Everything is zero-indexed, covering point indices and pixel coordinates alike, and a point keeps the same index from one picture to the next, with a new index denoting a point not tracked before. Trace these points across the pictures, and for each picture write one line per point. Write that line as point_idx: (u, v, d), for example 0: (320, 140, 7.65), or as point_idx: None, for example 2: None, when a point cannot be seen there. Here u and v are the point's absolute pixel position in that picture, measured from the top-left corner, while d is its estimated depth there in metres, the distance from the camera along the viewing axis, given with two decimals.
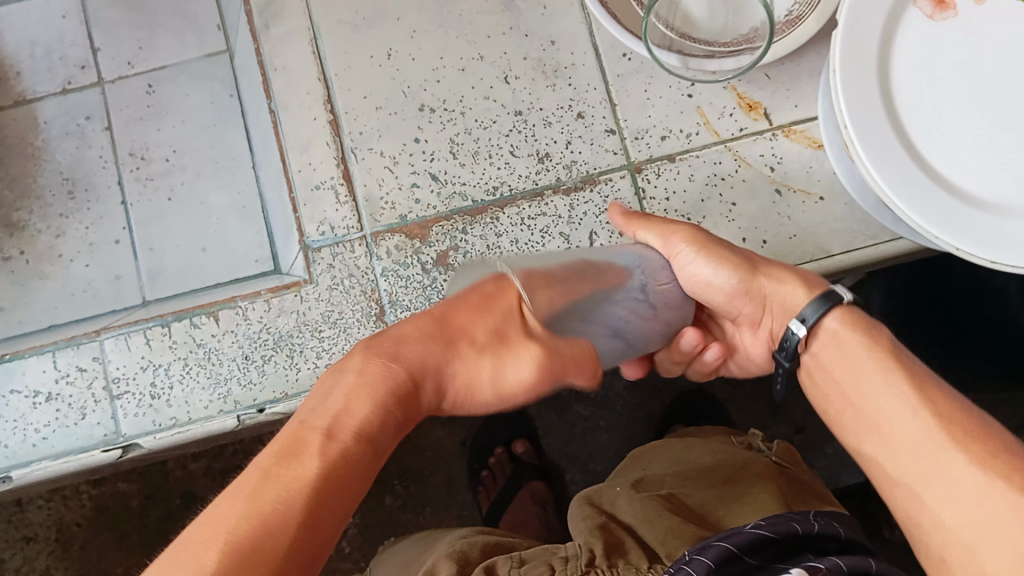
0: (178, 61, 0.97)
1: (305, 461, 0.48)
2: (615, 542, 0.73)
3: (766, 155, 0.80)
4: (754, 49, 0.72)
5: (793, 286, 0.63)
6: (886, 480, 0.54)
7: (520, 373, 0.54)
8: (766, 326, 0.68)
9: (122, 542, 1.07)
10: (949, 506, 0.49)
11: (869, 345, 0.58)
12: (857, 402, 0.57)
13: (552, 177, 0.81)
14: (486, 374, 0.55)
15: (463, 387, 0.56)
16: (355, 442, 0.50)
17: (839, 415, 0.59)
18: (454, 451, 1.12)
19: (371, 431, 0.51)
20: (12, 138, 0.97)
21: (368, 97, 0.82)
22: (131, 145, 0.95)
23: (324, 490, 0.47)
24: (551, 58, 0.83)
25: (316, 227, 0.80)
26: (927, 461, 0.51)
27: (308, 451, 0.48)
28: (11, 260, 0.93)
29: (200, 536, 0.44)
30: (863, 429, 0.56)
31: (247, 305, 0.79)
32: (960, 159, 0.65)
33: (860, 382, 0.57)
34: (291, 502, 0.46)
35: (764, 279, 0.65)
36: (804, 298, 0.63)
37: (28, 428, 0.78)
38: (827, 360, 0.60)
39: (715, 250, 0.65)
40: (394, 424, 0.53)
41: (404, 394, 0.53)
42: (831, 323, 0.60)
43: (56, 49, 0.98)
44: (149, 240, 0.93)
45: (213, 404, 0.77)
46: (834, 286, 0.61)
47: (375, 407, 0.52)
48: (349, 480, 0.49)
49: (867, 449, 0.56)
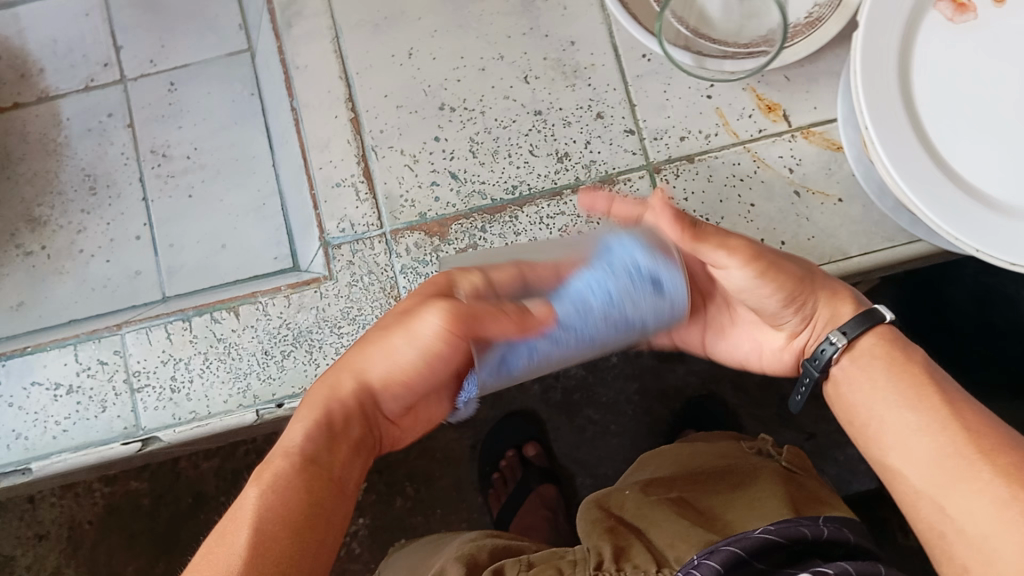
0: (199, 59, 0.98)
1: (245, 496, 0.49)
2: (622, 546, 0.72)
3: (784, 157, 0.80)
4: (765, 52, 0.74)
5: (844, 303, 0.61)
6: (908, 493, 0.54)
7: (428, 327, 0.53)
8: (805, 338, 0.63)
9: (133, 541, 1.07)
10: (971, 517, 0.50)
11: (903, 361, 0.58)
12: (882, 414, 0.56)
13: (571, 177, 0.81)
14: (406, 347, 0.54)
15: (392, 369, 0.55)
16: (289, 461, 0.50)
17: (861, 426, 0.58)
18: (465, 454, 1.12)
19: (304, 449, 0.51)
20: (34, 134, 0.98)
21: (389, 95, 0.83)
22: (152, 143, 0.96)
23: (271, 521, 0.47)
24: (571, 59, 0.83)
25: (336, 224, 0.81)
26: (953, 475, 0.51)
27: (253, 482, 0.49)
28: (33, 255, 0.94)
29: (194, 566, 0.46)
30: (886, 440, 0.56)
31: (267, 300, 0.79)
32: (982, 163, 0.65)
33: (887, 395, 0.56)
34: (241, 533, 0.46)
35: (819, 297, 0.61)
36: (851, 313, 0.61)
37: (48, 421, 0.78)
38: (856, 375, 0.59)
39: (772, 264, 0.58)
40: (327, 438, 0.53)
41: (339, 403, 0.55)
42: (868, 341, 0.59)
43: (78, 47, 0.99)
44: (168, 237, 0.94)
45: (232, 398, 0.77)
46: (875, 305, 0.61)
47: (304, 424, 0.53)
48: (302, 500, 0.49)
49: (890, 460, 0.55)
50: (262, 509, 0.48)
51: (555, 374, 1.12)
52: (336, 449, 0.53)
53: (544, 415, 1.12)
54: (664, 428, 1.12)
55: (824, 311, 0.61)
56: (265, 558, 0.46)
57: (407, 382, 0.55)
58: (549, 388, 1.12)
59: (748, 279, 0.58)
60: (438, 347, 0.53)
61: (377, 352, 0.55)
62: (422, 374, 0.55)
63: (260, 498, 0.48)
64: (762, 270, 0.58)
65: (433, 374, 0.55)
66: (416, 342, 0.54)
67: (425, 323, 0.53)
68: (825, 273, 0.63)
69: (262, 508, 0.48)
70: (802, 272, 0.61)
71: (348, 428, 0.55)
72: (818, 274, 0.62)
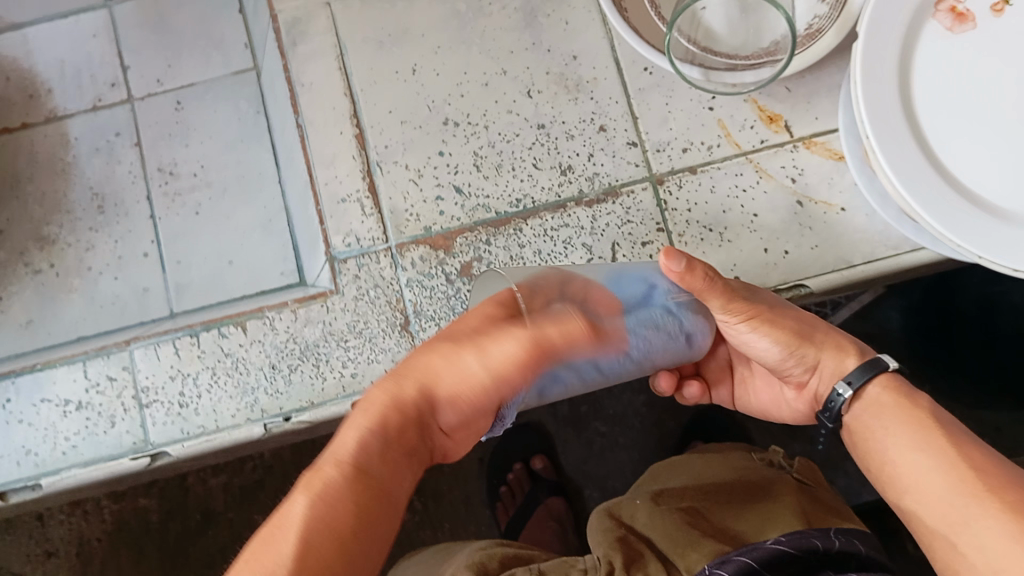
0: (206, 78, 1.00)
1: (293, 506, 0.46)
2: (634, 556, 0.73)
3: (787, 167, 0.81)
4: (776, 61, 0.74)
5: (845, 354, 0.62)
6: (923, 532, 0.54)
7: (503, 349, 0.48)
8: (811, 387, 0.65)
9: (142, 558, 1.07)
10: (983, 554, 0.50)
11: (909, 407, 0.58)
12: (892, 460, 0.57)
13: (575, 189, 0.82)
14: (474, 361, 0.50)
15: (460, 383, 0.50)
16: (342, 472, 0.47)
17: (877, 472, 0.58)
18: (472, 468, 1.12)
19: (357, 458, 0.48)
20: (43, 154, 0.99)
21: (393, 111, 0.84)
22: (159, 161, 0.97)
23: (317, 533, 0.44)
24: (573, 73, 0.84)
25: (342, 239, 0.81)
26: (964, 513, 0.51)
27: (300, 489, 0.47)
28: (41, 274, 0.94)
29: (260, 546, 0.44)
30: (897, 484, 0.56)
31: (274, 315, 0.79)
32: (983, 170, 0.65)
33: (896, 439, 0.57)
34: (284, 543, 0.44)
35: (815, 350, 0.62)
36: (855, 364, 0.61)
37: (58, 437, 0.79)
38: (867, 421, 0.59)
39: (773, 315, 0.61)
40: (383, 449, 0.49)
41: (400, 413, 0.50)
42: (875, 390, 0.60)
43: (86, 67, 1.01)
44: (175, 254, 0.95)
45: (240, 412, 0.78)
46: (879, 354, 0.61)
47: (358, 430, 0.49)
48: (350, 516, 0.45)
49: (904, 502, 0.56)
50: (310, 519, 0.45)
51: None
52: (394, 458, 0.49)
53: (550, 429, 1.12)
54: (671, 441, 1.12)
55: (828, 363, 0.62)
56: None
57: (467, 399, 0.51)
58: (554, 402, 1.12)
59: (750, 330, 0.61)
60: (506, 374, 0.49)
61: (443, 366, 0.51)
62: (487, 391, 0.50)
63: (309, 509, 0.45)
64: (760, 322, 0.60)
65: (493, 396, 0.50)
66: (486, 359, 0.49)
67: (499, 343, 0.49)
68: (832, 326, 0.64)
69: (311, 520, 0.45)
70: (808, 327, 0.62)
71: (404, 438, 0.49)
72: (824, 328, 0.63)
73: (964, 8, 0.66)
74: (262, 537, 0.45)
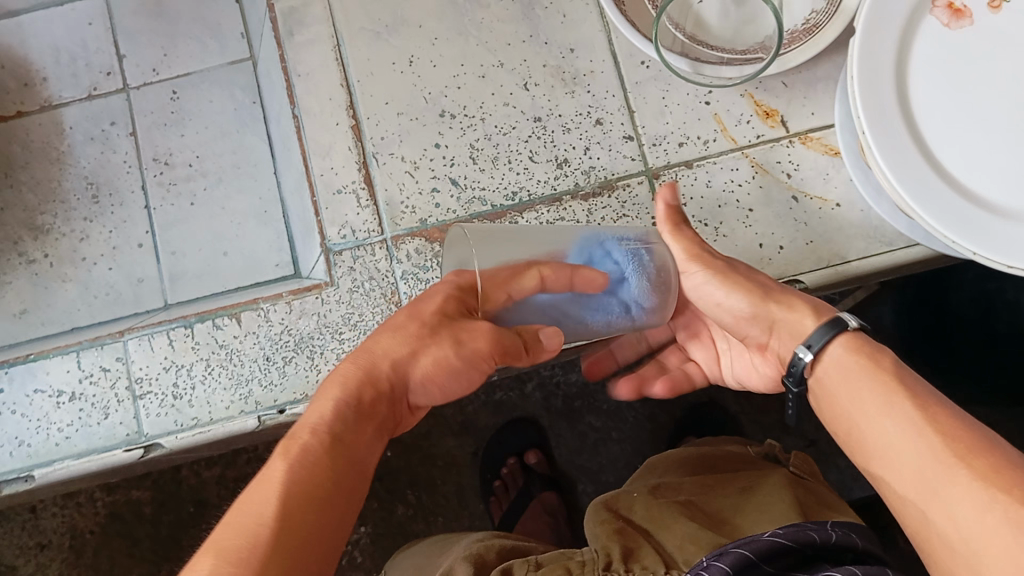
0: (201, 68, 0.99)
1: (272, 469, 0.51)
2: (631, 548, 0.73)
3: (783, 163, 0.81)
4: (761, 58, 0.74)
5: (802, 313, 0.62)
6: (894, 502, 0.53)
7: (478, 342, 0.56)
8: (773, 350, 0.65)
9: (135, 549, 1.07)
10: (951, 520, 0.48)
11: (875, 370, 0.57)
12: (862, 425, 0.56)
13: (571, 182, 0.82)
14: (448, 351, 0.57)
15: (434, 368, 0.58)
16: (318, 439, 0.53)
17: (848, 439, 0.57)
18: (466, 461, 1.12)
19: (332, 426, 0.54)
20: (37, 142, 0.99)
21: (390, 103, 0.84)
22: (155, 151, 0.96)
23: (298, 492, 0.50)
24: (570, 66, 0.84)
25: (337, 231, 0.81)
26: (931, 479, 0.50)
27: (278, 456, 0.52)
28: (36, 263, 0.94)
29: (248, 500, 0.50)
30: (869, 451, 0.55)
31: (269, 307, 0.79)
32: (979, 166, 0.65)
33: (863, 404, 0.56)
34: (268, 504, 0.49)
35: (776, 306, 0.63)
36: (814, 326, 0.61)
37: (51, 428, 0.79)
38: (835, 387, 0.58)
39: (726, 271, 0.66)
40: (355, 419, 0.56)
41: (370, 386, 0.57)
42: (839, 350, 0.59)
43: (81, 55, 1.00)
44: (170, 244, 0.94)
45: (235, 404, 0.77)
46: (840, 312, 0.61)
47: (334, 401, 0.56)
48: (325, 479, 0.51)
49: (876, 470, 0.54)
50: (290, 482, 0.50)
51: (555, 380, 1.12)
52: (366, 430, 0.56)
53: (544, 422, 1.12)
54: (665, 434, 1.12)
55: (786, 322, 0.62)
56: (291, 529, 0.48)
57: (440, 377, 0.59)
58: (549, 394, 1.12)
59: (709, 281, 0.66)
60: (480, 361, 0.57)
61: (420, 349, 0.58)
62: (459, 373, 0.58)
63: (287, 472, 0.51)
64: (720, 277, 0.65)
65: (462, 377, 0.59)
66: (462, 350, 0.56)
67: (475, 339, 0.56)
68: (791, 291, 0.65)
69: (289, 482, 0.50)
70: (767, 288, 0.64)
71: (375, 411, 0.57)
72: (783, 287, 0.65)
73: (962, 4, 0.66)
74: (250, 494, 0.50)
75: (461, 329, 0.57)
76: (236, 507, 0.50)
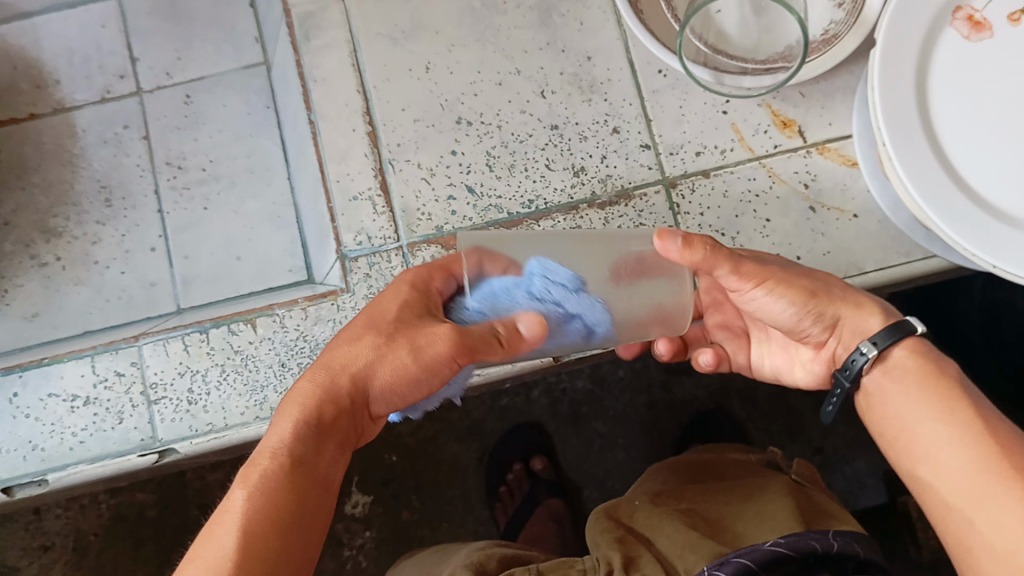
0: (215, 71, 0.99)
1: (233, 498, 0.53)
2: (632, 556, 0.73)
3: (800, 172, 0.81)
4: (789, 67, 0.74)
5: (871, 312, 0.62)
6: (937, 506, 0.55)
7: (434, 348, 0.57)
8: (830, 348, 0.65)
9: (139, 552, 1.07)
10: (1001, 531, 0.50)
11: (936, 375, 0.58)
12: (913, 428, 0.57)
13: (587, 191, 0.82)
14: (405, 356, 0.58)
15: (394, 375, 0.58)
16: (277, 463, 0.54)
17: (894, 439, 0.59)
18: (472, 466, 1.11)
19: (292, 449, 0.55)
20: (50, 144, 0.98)
21: (406, 109, 0.83)
22: (167, 154, 0.96)
23: (256, 519, 0.51)
24: (587, 74, 0.84)
25: (353, 237, 0.81)
26: (983, 490, 0.52)
27: (239, 484, 0.53)
28: (47, 266, 0.94)
29: (215, 526, 0.52)
30: (917, 454, 0.57)
31: (284, 312, 0.79)
32: (1001, 179, 0.65)
33: (919, 409, 0.57)
34: (231, 537, 0.50)
35: (840, 304, 0.62)
36: (879, 325, 0.61)
37: (65, 432, 0.78)
38: (888, 387, 0.60)
39: (785, 276, 0.62)
40: (315, 439, 0.56)
41: (332, 404, 0.58)
42: (899, 353, 0.60)
43: (94, 58, 1.00)
44: (182, 248, 0.94)
45: (249, 410, 0.77)
46: (906, 316, 0.61)
47: (294, 422, 0.56)
48: (287, 504, 0.53)
49: (921, 473, 0.56)
50: (252, 508, 0.52)
51: (561, 387, 1.12)
52: (324, 450, 0.56)
53: (550, 427, 1.12)
54: (672, 441, 1.12)
55: (850, 321, 0.62)
56: (251, 559, 0.50)
57: (402, 386, 0.59)
58: (555, 401, 1.12)
59: (763, 293, 0.62)
60: (437, 365, 0.57)
61: (378, 358, 0.58)
62: (419, 382, 0.58)
63: (249, 501, 0.52)
64: (773, 283, 0.61)
65: (423, 385, 0.59)
66: (418, 355, 0.57)
67: (432, 344, 0.57)
68: (848, 286, 0.65)
69: (250, 510, 0.52)
70: (825, 285, 0.63)
71: (336, 428, 0.57)
72: (838, 281, 0.64)
73: (981, 17, 0.66)
74: (216, 521, 0.52)
75: (423, 335, 0.58)
76: (204, 536, 0.52)
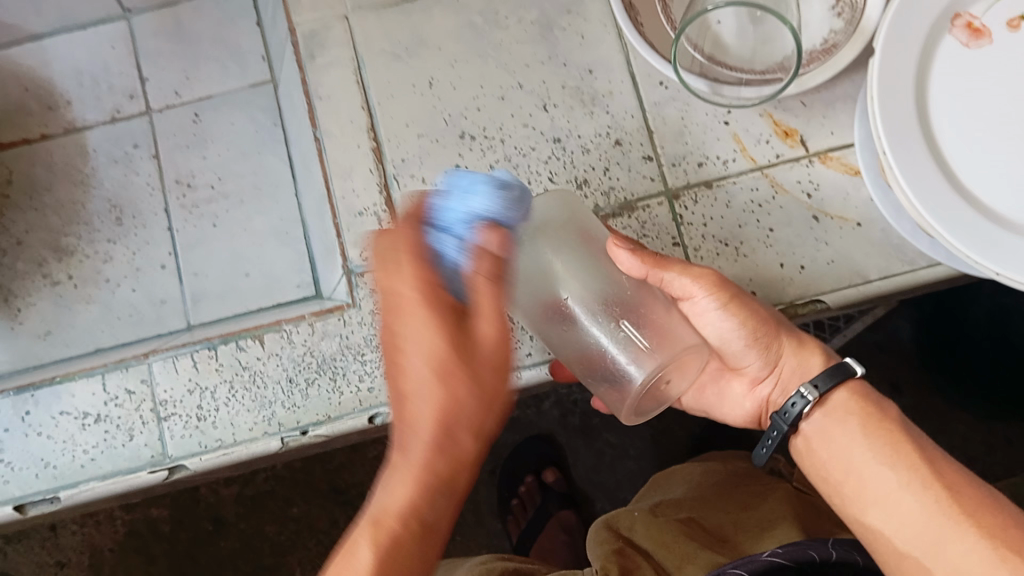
0: (222, 90, 1.00)
1: (362, 551, 0.55)
2: (631, 568, 0.73)
3: (802, 182, 0.81)
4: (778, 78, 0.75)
5: (811, 357, 0.65)
6: (886, 549, 0.59)
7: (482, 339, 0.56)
8: (766, 390, 0.68)
9: (152, 567, 1.08)
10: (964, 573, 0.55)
11: (878, 419, 0.61)
12: (863, 473, 0.60)
13: (590, 204, 0.82)
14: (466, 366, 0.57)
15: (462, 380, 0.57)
16: (397, 514, 0.56)
17: (839, 486, 0.62)
18: (483, 478, 1.11)
19: (410, 501, 0.56)
20: (61, 165, 1.00)
21: (410, 125, 0.84)
22: (177, 172, 0.98)
23: (392, 563, 0.55)
24: (589, 87, 0.85)
25: (359, 252, 0.82)
26: (936, 535, 0.57)
27: (366, 538, 0.56)
28: (59, 284, 0.95)
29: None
30: (868, 499, 0.60)
31: (292, 328, 0.80)
32: (1002, 189, 0.65)
33: (869, 457, 0.60)
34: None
35: (786, 340, 0.65)
36: (819, 367, 0.65)
37: (76, 449, 0.79)
38: (831, 431, 0.62)
39: (741, 303, 0.65)
40: (429, 474, 0.57)
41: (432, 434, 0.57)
42: (840, 396, 0.62)
43: (104, 79, 1.02)
44: (192, 266, 0.95)
45: (258, 426, 0.78)
46: (845, 359, 0.63)
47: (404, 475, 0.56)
48: (408, 546, 0.55)
49: (872, 519, 0.59)
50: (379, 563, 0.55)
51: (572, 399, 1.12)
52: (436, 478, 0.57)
53: (561, 439, 1.12)
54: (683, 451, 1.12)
55: (790, 361, 0.66)
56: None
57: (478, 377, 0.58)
58: (566, 411, 1.12)
59: (716, 309, 0.64)
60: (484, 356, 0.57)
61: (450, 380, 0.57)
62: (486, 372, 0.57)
63: (379, 554, 0.55)
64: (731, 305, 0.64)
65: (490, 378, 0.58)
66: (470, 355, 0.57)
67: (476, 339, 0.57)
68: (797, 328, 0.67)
69: (379, 559, 0.55)
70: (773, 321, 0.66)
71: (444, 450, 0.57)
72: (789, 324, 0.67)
73: (980, 24, 0.66)
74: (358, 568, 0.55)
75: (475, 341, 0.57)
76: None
